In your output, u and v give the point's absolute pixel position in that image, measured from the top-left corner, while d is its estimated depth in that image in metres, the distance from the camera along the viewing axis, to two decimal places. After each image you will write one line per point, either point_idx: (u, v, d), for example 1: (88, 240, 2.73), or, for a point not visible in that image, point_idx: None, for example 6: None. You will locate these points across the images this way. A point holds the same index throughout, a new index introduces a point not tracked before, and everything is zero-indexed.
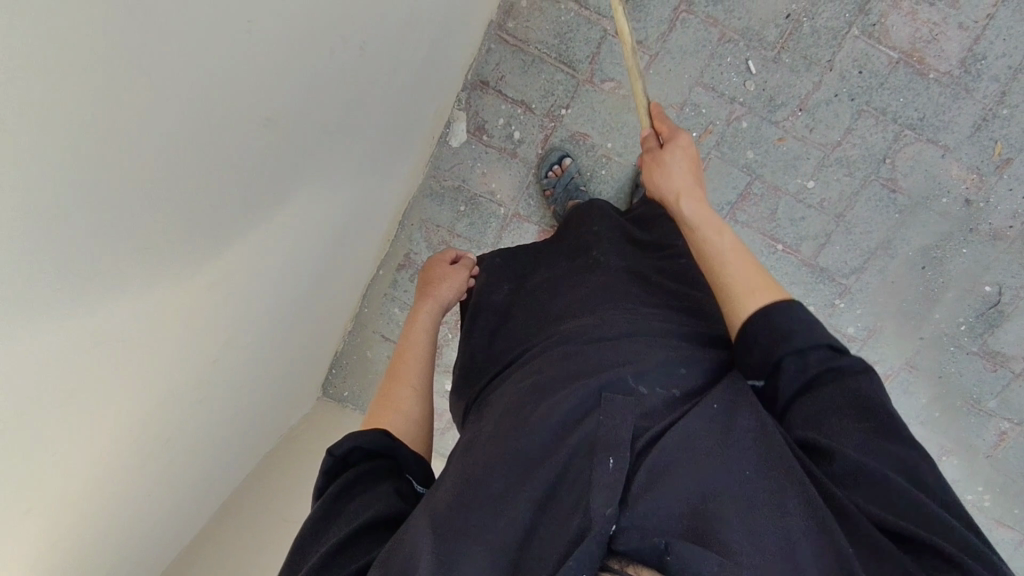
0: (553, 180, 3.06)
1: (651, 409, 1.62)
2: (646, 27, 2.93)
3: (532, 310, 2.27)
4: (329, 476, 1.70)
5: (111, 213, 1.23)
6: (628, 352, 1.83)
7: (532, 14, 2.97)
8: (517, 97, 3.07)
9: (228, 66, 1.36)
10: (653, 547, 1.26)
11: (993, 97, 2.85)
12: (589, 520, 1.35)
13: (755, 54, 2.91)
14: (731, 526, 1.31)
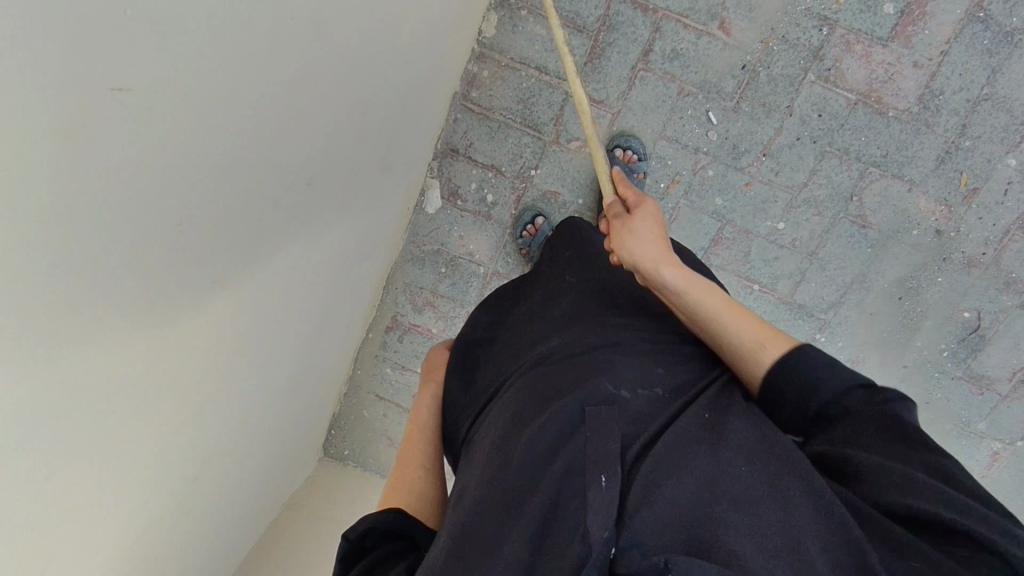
0: (528, 240, 3.13)
1: (636, 414, 1.59)
2: (606, 86, 2.99)
3: (510, 333, 2.17)
4: (345, 562, 1.48)
5: (100, 335, 1.26)
6: (608, 363, 1.76)
7: (494, 83, 3.04)
8: (487, 162, 3.15)
9: (201, 212, 1.44)
10: (653, 566, 1.18)
11: (955, 130, 2.88)
12: (588, 546, 1.27)
13: (715, 105, 2.96)
14: (735, 535, 1.25)
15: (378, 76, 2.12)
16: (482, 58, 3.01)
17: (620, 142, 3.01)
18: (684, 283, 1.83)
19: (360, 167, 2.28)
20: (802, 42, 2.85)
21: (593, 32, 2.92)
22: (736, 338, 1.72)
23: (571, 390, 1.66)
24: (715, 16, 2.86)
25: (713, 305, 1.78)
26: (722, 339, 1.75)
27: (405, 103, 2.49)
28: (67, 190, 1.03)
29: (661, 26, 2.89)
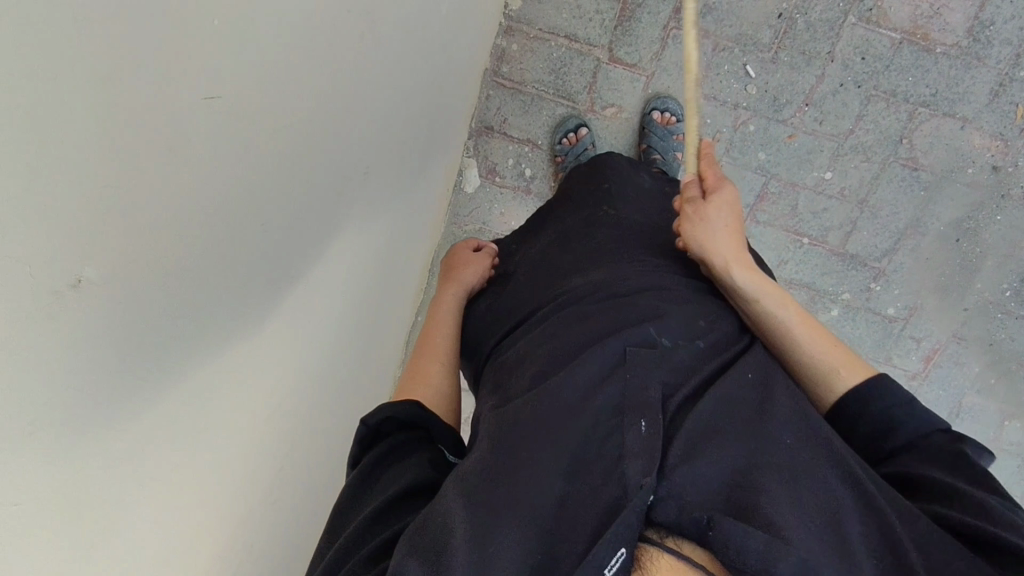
0: (565, 148, 3.01)
1: (679, 365, 1.53)
2: (638, 48, 2.93)
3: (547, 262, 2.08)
4: (364, 444, 1.57)
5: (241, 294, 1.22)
6: (646, 309, 1.70)
7: (524, 56, 3.00)
8: (523, 137, 3.13)
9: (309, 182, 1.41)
10: (693, 520, 1.15)
11: (1008, 61, 2.78)
12: (622, 489, 1.22)
13: (754, 58, 2.89)
14: (775, 497, 1.21)
15: (435, 65, 2.14)
16: (510, 31, 2.97)
17: (658, 105, 2.97)
18: (784, 333, 1.69)
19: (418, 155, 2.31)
20: None
21: None
22: (811, 349, 1.66)
23: (615, 333, 1.62)
24: None
25: (792, 321, 1.69)
26: (798, 366, 1.68)
27: (451, 84, 2.47)
28: (213, 148, 1.01)
29: None
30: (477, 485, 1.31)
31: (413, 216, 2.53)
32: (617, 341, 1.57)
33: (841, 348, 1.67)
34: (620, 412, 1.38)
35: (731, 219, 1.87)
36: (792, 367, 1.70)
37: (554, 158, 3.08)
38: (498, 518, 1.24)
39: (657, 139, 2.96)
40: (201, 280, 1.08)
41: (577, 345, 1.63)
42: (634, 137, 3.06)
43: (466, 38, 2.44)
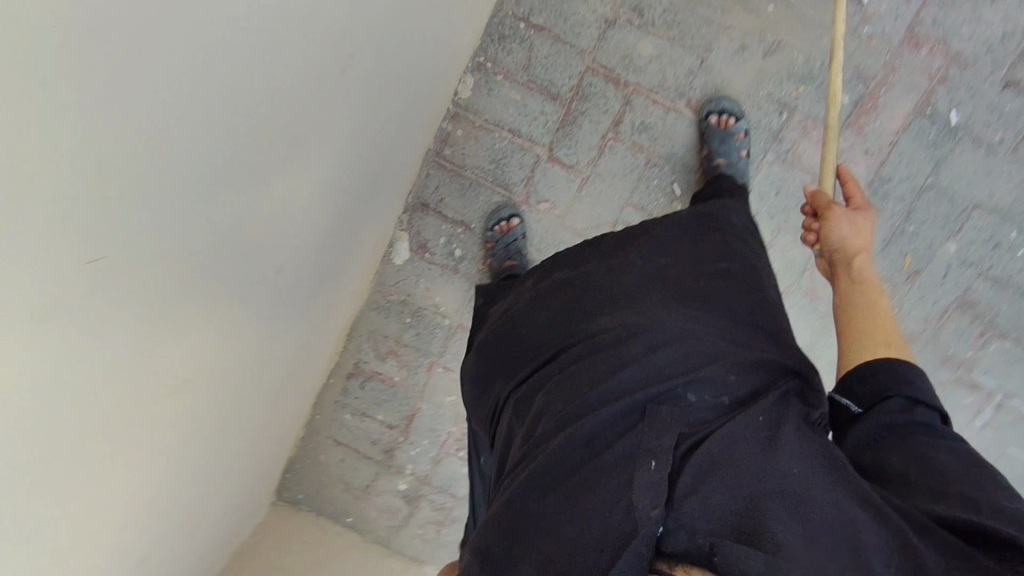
0: (496, 236, 3.10)
1: (697, 414, 1.57)
2: (576, 151, 3.06)
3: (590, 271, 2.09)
4: None
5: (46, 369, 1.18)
6: (666, 363, 1.71)
7: (468, 143, 3.09)
8: (457, 218, 3.19)
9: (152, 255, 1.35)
10: (699, 548, 1.31)
11: (900, 215, 3.02)
12: (633, 522, 1.38)
13: (681, 177, 3.07)
14: (782, 522, 1.30)
15: (346, 136, 2.18)
16: (456, 117, 3.06)
17: (714, 108, 2.92)
18: (845, 309, 1.94)
19: (325, 214, 2.36)
20: (766, 124, 2.96)
21: (566, 101, 3.00)
22: (890, 333, 1.80)
23: (640, 381, 1.68)
24: (684, 94, 2.96)
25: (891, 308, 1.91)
26: (846, 355, 1.81)
27: (374, 154, 2.53)
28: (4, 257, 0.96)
29: (631, 99, 2.97)
30: (506, 529, 1.56)
31: (312, 280, 2.53)
32: (639, 395, 1.64)
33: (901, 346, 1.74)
34: (632, 456, 1.50)
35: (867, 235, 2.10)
36: (848, 334, 1.84)
37: (484, 243, 3.16)
38: (535, 531, 1.50)
39: (715, 136, 2.88)
40: (87, 276, 1.18)
41: (602, 397, 1.68)
42: (561, 234, 3.18)
43: (393, 114, 2.50)
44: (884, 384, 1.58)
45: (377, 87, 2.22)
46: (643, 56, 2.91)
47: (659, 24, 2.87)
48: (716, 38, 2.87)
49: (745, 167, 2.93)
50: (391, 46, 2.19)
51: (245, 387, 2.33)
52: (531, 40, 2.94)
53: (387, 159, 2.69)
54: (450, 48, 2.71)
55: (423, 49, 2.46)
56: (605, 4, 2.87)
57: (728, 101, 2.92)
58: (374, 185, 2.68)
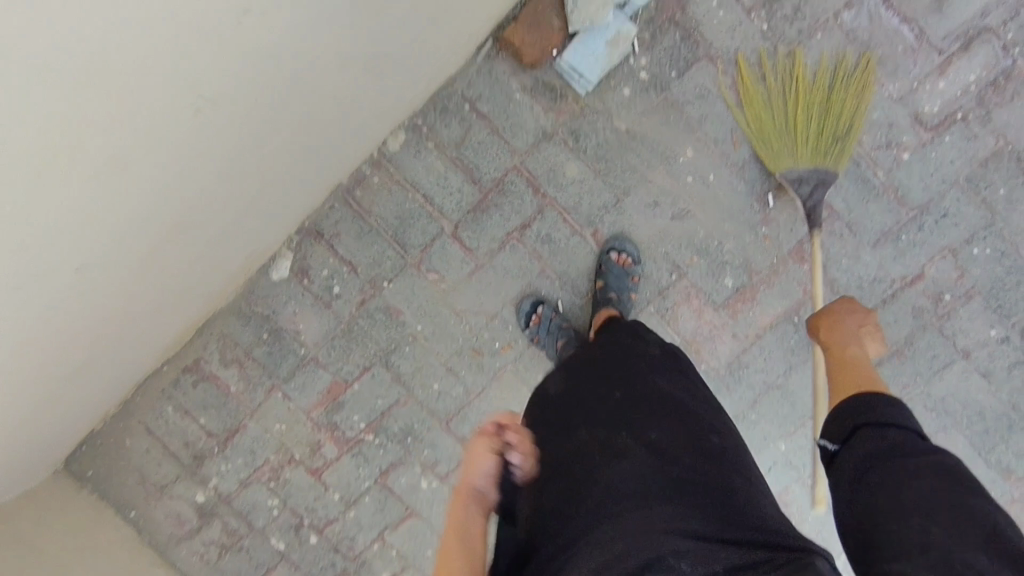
0: (535, 328, 3.11)
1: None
2: (479, 236, 3.13)
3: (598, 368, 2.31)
4: None
5: None
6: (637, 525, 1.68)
7: (381, 192, 3.11)
8: (346, 256, 3.18)
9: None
10: None
11: (747, 402, 3.17)
12: None
13: (567, 296, 3.17)
14: None
15: (234, 147, 2.21)
16: (378, 164, 3.09)
17: (616, 246, 3.05)
18: (842, 360, 2.11)
19: (201, 210, 2.40)
20: (654, 278, 3.10)
21: (486, 188, 3.08)
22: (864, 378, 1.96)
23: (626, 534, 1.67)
24: (593, 224, 3.08)
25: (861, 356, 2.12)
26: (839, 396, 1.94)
27: (269, 173, 2.56)
28: None
29: (544, 209, 3.08)
30: None
31: (169, 260, 2.53)
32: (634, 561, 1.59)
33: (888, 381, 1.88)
34: None
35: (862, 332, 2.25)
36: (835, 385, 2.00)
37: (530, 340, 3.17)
38: None
39: (614, 273, 3.00)
40: None
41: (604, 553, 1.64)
42: (441, 307, 3.22)
43: (300, 145, 2.54)
44: (866, 409, 1.72)
45: (282, 114, 2.27)
46: (567, 176, 3.05)
47: (591, 153, 3.02)
48: (635, 186, 3.04)
49: (632, 308, 3.05)
50: (309, 87, 2.25)
51: (52, 342, 2.28)
52: (471, 122, 3.02)
53: (282, 183, 2.69)
54: (385, 106, 2.77)
55: (352, 99, 2.53)
56: (549, 117, 3.01)
57: (631, 243, 3.05)
58: (260, 199, 2.68)
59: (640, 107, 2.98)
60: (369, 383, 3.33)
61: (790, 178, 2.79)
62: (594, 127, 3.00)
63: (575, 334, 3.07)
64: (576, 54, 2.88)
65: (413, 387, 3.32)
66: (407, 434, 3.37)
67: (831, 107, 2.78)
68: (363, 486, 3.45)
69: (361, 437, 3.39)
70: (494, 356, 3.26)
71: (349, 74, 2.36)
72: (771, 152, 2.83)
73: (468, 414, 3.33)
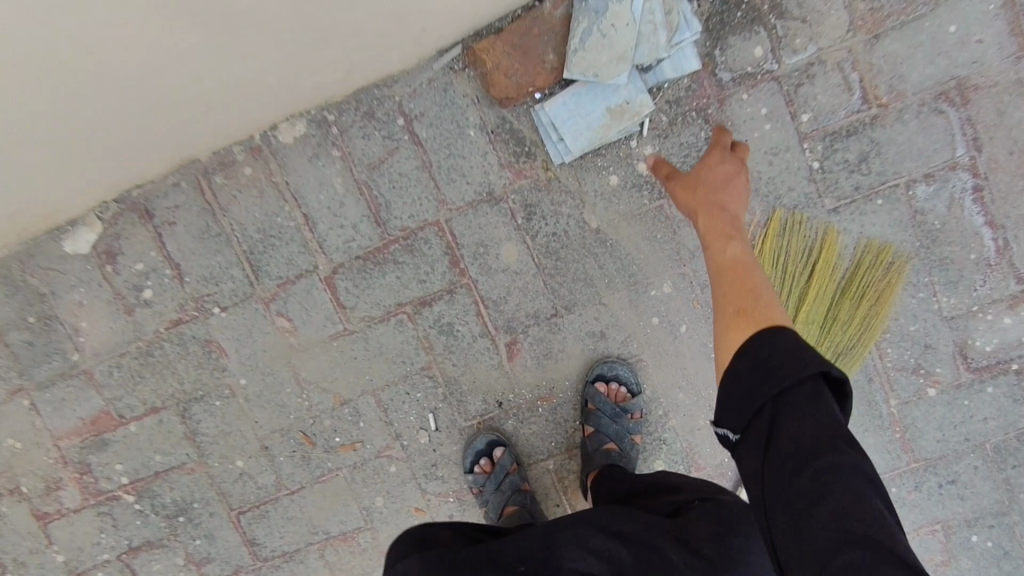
0: (480, 479, 2.29)
1: None
2: (360, 294, 2.29)
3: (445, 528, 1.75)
4: None
5: None
6: None
7: (249, 189, 2.24)
8: (175, 256, 2.29)
9: None
10: None
11: None
12: None
13: (447, 409, 2.34)
14: None
15: None
16: (256, 153, 2.22)
17: (604, 372, 2.25)
18: (744, 268, 1.61)
19: None
20: (565, 425, 2.33)
21: (389, 236, 2.25)
22: (755, 290, 1.55)
23: None
24: (511, 331, 2.28)
25: (735, 258, 1.63)
26: (726, 352, 1.47)
27: (41, 110, 1.65)
28: None
29: (455, 290, 2.27)
30: None
31: None
32: None
33: (774, 297, 1.54)
34: None
35: (734, 183, 1.79)
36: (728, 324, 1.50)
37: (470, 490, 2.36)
38: None
39: (594, 415, 2.23)
40: None
41: None
42: (279, 366, 2.35)
43: (97, 87, 1.63)
44: (783, 349, 1.35)
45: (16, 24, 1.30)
46: (499, 259, 2.24)
47: (539, 242, 2.22)
48: (582, 303, 2.25)
49: (632, 463, 2.23)
50: (88, 4, 1.33)
51: None
52: (399, 145, 2.19)
53: (74, 130, 1.79)
54: (257, 75, 1.83)
55: (196, 53, 1.63)
56: (502, 177, 2.20)
57: (625, 368, 2.25)
58: (34, 141, 1.78)
59: (622, 207, 2.19)
60: (151, 429, 2.41)
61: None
62: (556, 210, 2.20)
63: (526, 499, 2.27)
64: (562, 116, 2.06)
65: (207, 454, 2.41)
66: (178, 512, 2.45)
67: (851, 329, 2.11)
68: (99, 557, 2.51)
69: (116, 494, 2.46)
70: (328, 452, 2.39)
71: (178, 8, 1.45)
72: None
73: (268, 514, 2.44)
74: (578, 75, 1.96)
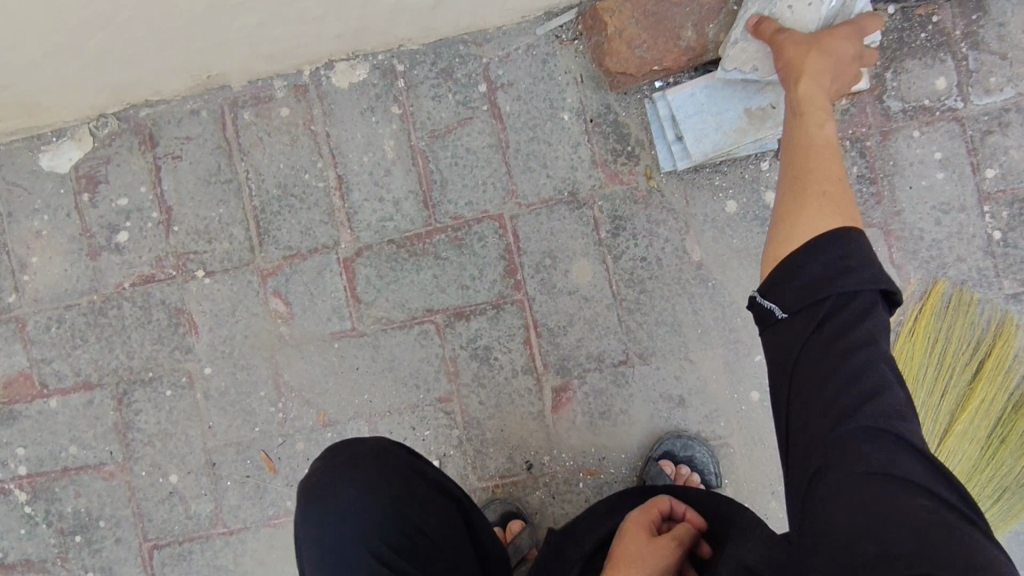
0: None
1: None
2: (383, 287, 1.79)
3: (401, 465, 1.31)
4: None
5: None
6: None
7: (280, 133, 1.80)
8: (168, 198, 1.83)
9: None
10: None
11: None
12: None
13: (458, 461, 1.77)
14: None
15: None
16: (300, 93, 1.80)
17: (676, 450, 1.68)
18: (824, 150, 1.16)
19: None
20: None
21: (436, 223, 1.77)
22: (812, 169, 1.12)
23: None
24: (564, 373, 1.74)
25: (817, 139, 1.18)
26: (791, 243, 1.04)
27: None
28: None
29: (504, 306, 1.76)
30: None
31: None
32: None
33: (841, 188, 1.10)
34: None
35: (840, 61, 1.33)
36: (791, 211, 1.08)
37: None
38: None
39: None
40: None
41: None
42: (258, 360, 1.81)
43: None
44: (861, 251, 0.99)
45: None
46: (568, 278, 1.75)
47: (622, 266, 1.74)
48: (662, 355, 1.73)
49: None
50: None
51: None
52: (473, 115, 1.77)
53: None
54: None
55: None
56: (592, 176, 1.75)
57: (707, 453, 1.68)
58: None
59: (735, 242, 1.71)
60: (75, 411, 1.85)
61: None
62: (651, 230, 1.74)
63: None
64: (685, 107, 1.64)
65: (135, 458, 1.83)
66: (77, 529, 1.84)
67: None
68: None
69: (6, 488, 1.86)
70: (290, 487, 1.80)
71: None
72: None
73: (190, 555, 1.82)
74: (734, 75, 1.58)
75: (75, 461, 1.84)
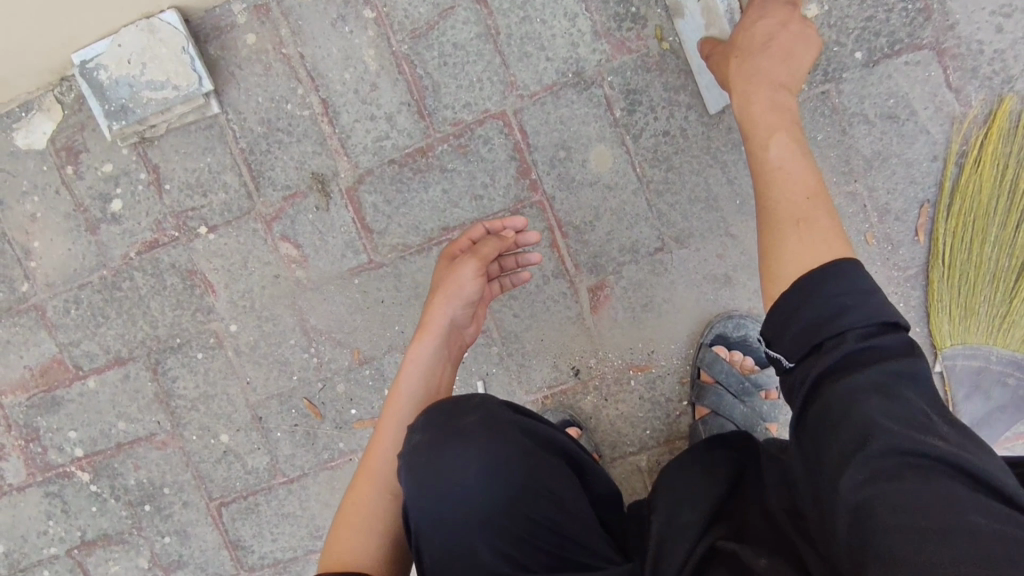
0: None
1: None
2: (392, 213, 1.67)
3: (511, 430, 1.13)
4: None
5: None
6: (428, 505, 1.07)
7: (252, 63, 1.66)
8: (153, 155, 1.72)
9: None
10: None
11: None
12: None
13: (503, 378, 1.69)
14: None
15: None
16: (263, 13, 1.64)
17: (724, 333, 1.58)
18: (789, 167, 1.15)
19: None
20: (665, 406, 1.65)
21: (436, 133, 1.63)
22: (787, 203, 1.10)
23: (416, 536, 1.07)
24: (598, 271, 1.63)
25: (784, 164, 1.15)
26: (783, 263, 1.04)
27: None
28: None
29: (523, 210, 1.63)
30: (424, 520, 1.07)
31: None
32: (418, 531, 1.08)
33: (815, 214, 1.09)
34: None
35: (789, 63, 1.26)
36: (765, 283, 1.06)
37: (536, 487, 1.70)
38: None
39: (716, 392, 1.56)
40: None
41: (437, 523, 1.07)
42: (281, 309, 1.75)
43: None
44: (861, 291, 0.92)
45: None
46: (587, 169, 1.60)
47: (644, 144, 1.58)
48: (700, 234, 1.59)
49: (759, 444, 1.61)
50: None
51: None
52: (454, 4, 1.59)
53: None
54: None
55: None
56: (596, 50, 1.57)
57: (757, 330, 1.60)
58: None
59: None
60: (115, 388, 1.83)
61: (969, 375, 1.50)
62: (670, 98, 1.56)
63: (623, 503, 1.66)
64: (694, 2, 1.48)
65: (183, 424, 1.82)
66: (145, 499, 1.85)
67: None
68: (44, 552, 1.91)
69: (68, 471, 1.87)
70: (340, 430, 1.76)
71: None
72: (961, 311, 1.48)
73: (257, 508, 1.82)
74: None
75: (128, 435, 1.84)
